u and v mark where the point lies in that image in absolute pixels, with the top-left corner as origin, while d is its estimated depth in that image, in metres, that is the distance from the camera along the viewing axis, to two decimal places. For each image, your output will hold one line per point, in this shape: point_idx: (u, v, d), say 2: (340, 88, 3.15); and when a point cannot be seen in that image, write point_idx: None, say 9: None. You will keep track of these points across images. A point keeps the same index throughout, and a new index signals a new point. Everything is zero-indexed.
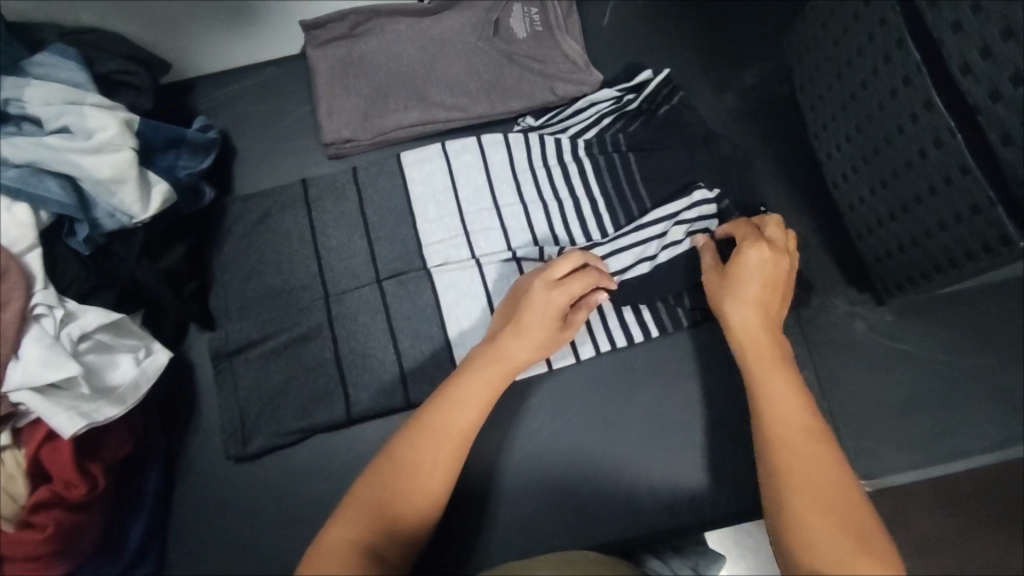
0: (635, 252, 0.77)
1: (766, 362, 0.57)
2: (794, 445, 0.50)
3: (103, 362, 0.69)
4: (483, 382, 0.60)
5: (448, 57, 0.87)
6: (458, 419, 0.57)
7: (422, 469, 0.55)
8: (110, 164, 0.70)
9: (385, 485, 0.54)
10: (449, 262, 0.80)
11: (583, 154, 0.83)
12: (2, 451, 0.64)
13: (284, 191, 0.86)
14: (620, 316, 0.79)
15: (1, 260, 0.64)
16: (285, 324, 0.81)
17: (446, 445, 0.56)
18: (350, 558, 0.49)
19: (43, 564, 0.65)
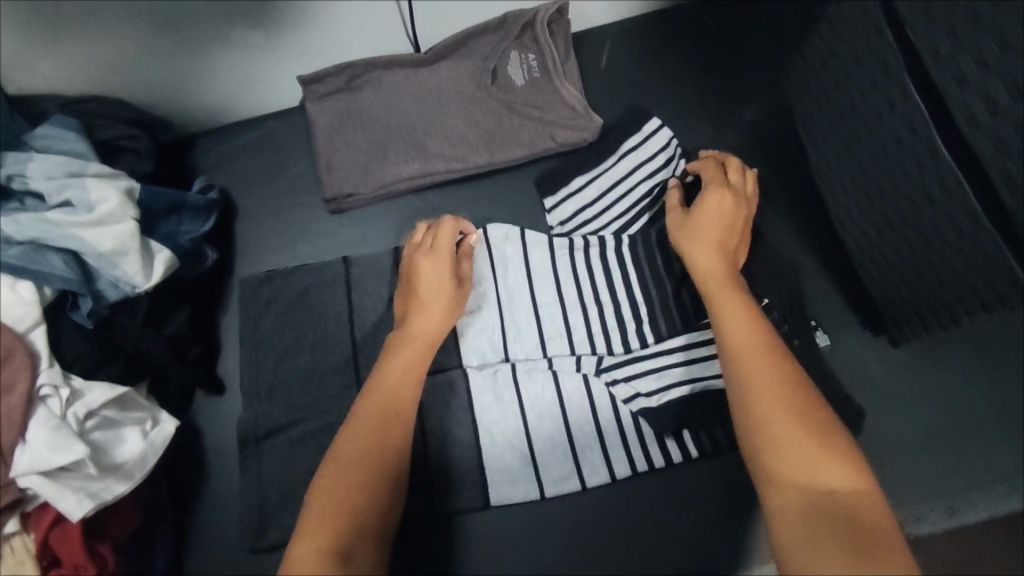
0: (678, 369, 0.76)
1: (754, 351, 0.54)
2: (773, 434, 0.49)
3: (111, 438, 0.69)
4: (371, 410, 0.58)
5: (446, 108, 0.86)
6: (403, 393, 0.60)
7: (376, 433, 0.56)
8: (113, 237, 0.71)
9: (354, 466, 0.54)
10: (485, 361, 0.79)
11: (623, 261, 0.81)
12: (11, 536, 0.63)
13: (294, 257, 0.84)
14: (658, 436, 0.76)
15: (7, 342, 0.64)
16: (292, 388, 0.80)
17: (381, 413, 0.58)
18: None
19: None
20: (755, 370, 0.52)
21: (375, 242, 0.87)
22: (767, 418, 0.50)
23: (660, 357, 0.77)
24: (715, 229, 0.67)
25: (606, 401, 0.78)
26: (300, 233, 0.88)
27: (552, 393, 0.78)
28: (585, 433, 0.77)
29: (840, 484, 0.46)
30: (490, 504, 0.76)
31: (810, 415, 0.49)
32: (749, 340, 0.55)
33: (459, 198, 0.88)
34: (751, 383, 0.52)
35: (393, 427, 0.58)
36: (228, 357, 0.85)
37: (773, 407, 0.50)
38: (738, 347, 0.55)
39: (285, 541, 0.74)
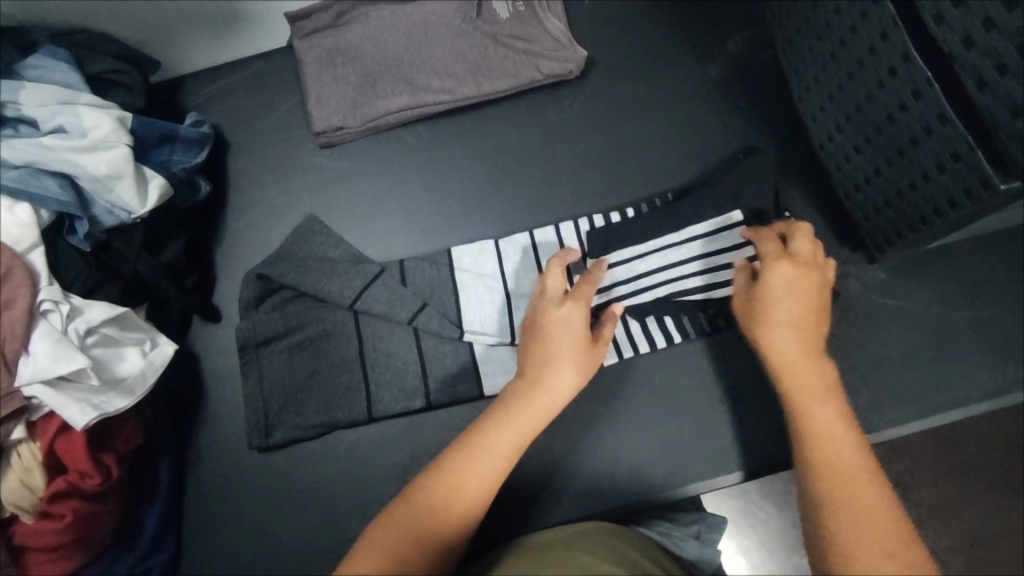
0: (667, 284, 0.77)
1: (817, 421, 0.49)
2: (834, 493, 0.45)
3: (110, 355, 0.71)
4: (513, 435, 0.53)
5: (433, 41, 0.88)
6: (447, 500, 0.50)
7: (406, 536, 0.47)
8: (108, 161, 0.72)
9: (428, 502, 0.49)
10: (472, 263, 0.82)
11: (605, 183, 0.85)
12: (18, 443, 0.66)
13: (293, 190, 0.89)
14: (642, 323, 0.79)
15: (7, 260, 0.66)
16: (284, 315, 0.80)
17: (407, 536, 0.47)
18: None
19: (65, 552, 0.67)
20: (856, 517, 0.44)
21: (366, 176, 0.88)
22: (848, 518, 0.44)
23: (631, 255, 0.78)
24: (796, 304, 0.55)
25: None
26: (291, 167, 0.89)
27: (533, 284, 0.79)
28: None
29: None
30: (484, 393, 0.76)
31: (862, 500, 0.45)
32: (850, 478, 0.46)
33: (450, 130, 0.89)
34: (849, 537, 0.43)
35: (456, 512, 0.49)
36: (224, 288, 0.86)
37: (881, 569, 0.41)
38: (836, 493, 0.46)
39: (292, 438, 0.77)
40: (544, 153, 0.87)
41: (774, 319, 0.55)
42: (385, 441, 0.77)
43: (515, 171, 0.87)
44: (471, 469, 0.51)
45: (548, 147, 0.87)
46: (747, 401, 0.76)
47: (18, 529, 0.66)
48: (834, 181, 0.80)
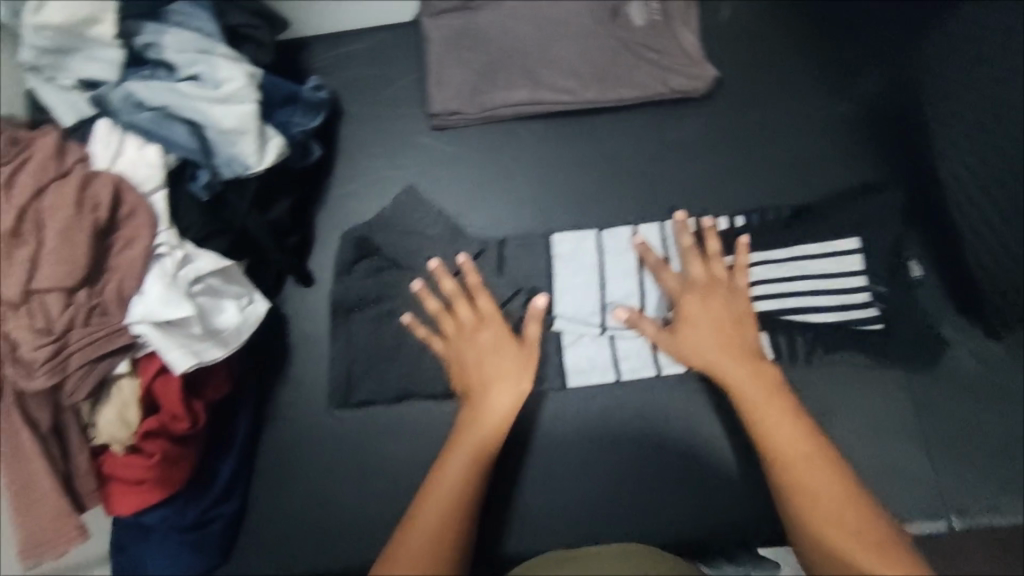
0: (769, 296, 0.76)
1: (762, 413, 0.63)
2: (795, 480, 0.59)
3: (211, 305, 0.72)
4: (471, 445, 0.65)
5: (563, 38, 0.86)
6: (439, 509, 0.61)
7: (445, 500, 0.61)
8: (236, 115, 0.74)
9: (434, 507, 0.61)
10: (571, 247, 0.81)
11: (717, 210, 0.82)
12: (121, 377, 0.67)
13: (399, 166, 0.88)
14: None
15: (133, 199, 0.68)
16: (376, 274, 0.82)
17: (443, 508, 0.61)
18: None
19: (147, 488, 0.70)
20: (821, 498, 0.58)
21: (473, 165, 0.87)
22: (811, 501, 0.58)
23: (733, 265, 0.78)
24: (723, 341, 0.69)
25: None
26: (401, 144, 0.89)
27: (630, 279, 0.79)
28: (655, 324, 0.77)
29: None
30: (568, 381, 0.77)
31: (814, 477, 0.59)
32: (809, 464, 0.59)
33: (564, 132, 0.87)
34: (820, 523, 0.57)
35: (454, 516, 0.61)
36: (319, 252, 0.86)
37: (844, 536, 0.55)
38: (798, 496, 0.58)
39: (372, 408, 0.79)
40: (657, 168, 0.85)
41: (693, 343, 0.70)
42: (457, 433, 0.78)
43: (625, 184, 0.85)
44: (460, 456, 0.64)
45: (663, 164, 0.85)
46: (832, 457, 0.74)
47: (109, 458, 0.69)
48: (968, 248, 0.75)
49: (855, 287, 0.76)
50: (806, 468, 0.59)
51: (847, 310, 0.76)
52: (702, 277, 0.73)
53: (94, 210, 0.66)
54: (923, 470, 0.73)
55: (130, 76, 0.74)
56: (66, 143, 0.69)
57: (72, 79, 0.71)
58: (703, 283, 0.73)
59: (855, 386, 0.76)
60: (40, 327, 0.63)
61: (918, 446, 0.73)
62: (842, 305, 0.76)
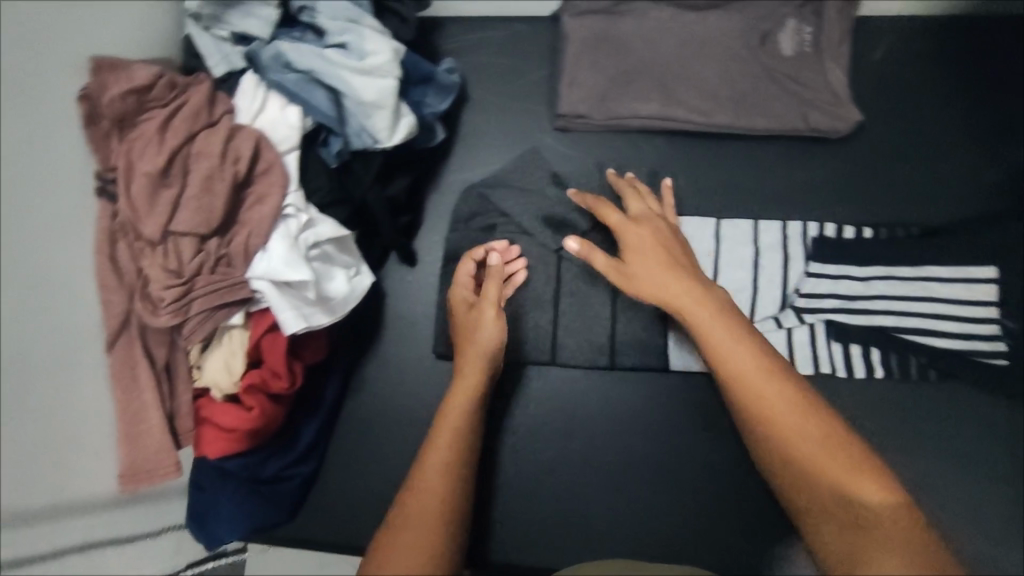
0: (884, 316, 0.78)
1: (736, 349, 0.59)
2: (778, 428, 0.54)
3: (324, 272, 0.73)
4: (467, 388, 0.66)
5: (706, 57, 0.84)
6: (440, 448, 0.60)
7: (440, 472, 0.58)
8: (375, 88, 0.74)
9: (438, 448, 0.60)
10: (691, 230, 0.82)
11: (838, 257, 0.80)
12: (233, 327, 0.70)
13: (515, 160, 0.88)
14: (845, 347, 0.77)
15: (271, 157, 0.70)
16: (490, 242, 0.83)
17: (446, 467, 0.59)
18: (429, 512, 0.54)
19: (237, 437, 0.72)
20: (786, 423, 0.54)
21: (591, 171, 0.86)
22: (800, 451, 0.53)
23: (852, 278, 0.79)
24: (658, 259, 0.68)
25: (788, 312, 0.79)
26: (521, 139, 0.88)
27: (747, 274, 0.80)
28: (765, 322, 0.79)
29: (879, 500, 0.49)
30: (670, 367, 0.79)
31: (794, 424, 0.54)
32: (777, 393, 0.56)
33: (689, 153, 0.85)
34: (807, 479, 0.52)
35: (456, 455, 0.60)
36: (426, 232, 0.87)
37: (820, 460, 0.52)
38: (786, 449, 0.54)
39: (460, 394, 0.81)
40: (779, 204, 0.82)
41: (648, 281, 0.67)
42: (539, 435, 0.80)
43: (744, 215, 0.83)
44: (453, 406, 0.65)
45: (786, 201, 0.83)
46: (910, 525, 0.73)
47: (209, 400, 0.72)
48: None
49: (978, 308, 0.76)
50: (787, 414, 0.54)
51: (967, 338, 0.76)
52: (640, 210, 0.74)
53: (235, 163, 0.68)
54: (996, 555, 0.73)
55: (281, 36, 0.76)
56: (217, 93, 0.71)
57: (227, 31, 0.74)
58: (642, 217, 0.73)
59: (936, 463, 0.75)
60: (171, 269, 0.65)
61: (991, 532, 0.73)
62: (963, 329, 0.76)
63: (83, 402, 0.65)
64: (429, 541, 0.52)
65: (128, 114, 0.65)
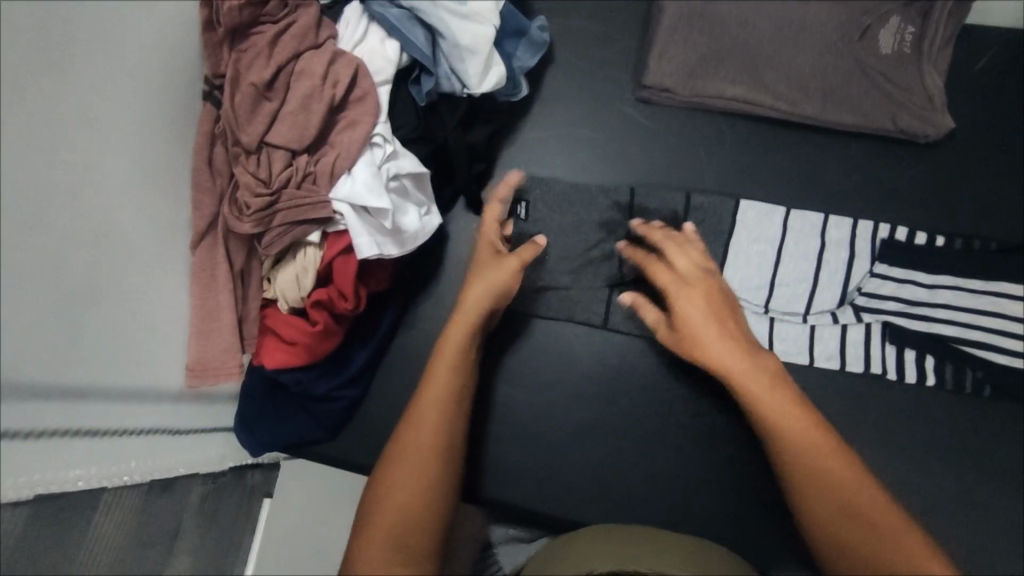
0: (945, 326, 0.76)
1: (756, 380, 0.63)
2: (803, 460, 0.59)
3: (399, 205, 0.75)
4: (463, 333, 0.68)
5: (800, 46, 0.83)
6: (432, 398, 0.64)
7: (437, 408, 0.63)
8: (473, 34, 0.76)
9: (429, 399, 0.64)
10: (757, 215, 0.81)
11: (906, 262, 0.78)
12: (307, 245, 0.72)
13: (592, 124, 0.88)
14: (898, 351, 0.77)
15: (367, 86, 0.72)
16: (551, 206, 0.84)
17: (437, 417, 0.63)
18: (418, 472, 0.60)
19: (297, 351, 0.75)
20: (788, 430, 0.60)
21: (665, 145, 0.86)
22: (820, 481, 0.57)
23: (918, 285, 0.78)
24: (699, 302, 0.69)
25: (846, 308, 0.79)
26: (601, 103, 0.88)
27: (809, 267, 0.80)
28: (821, 315, 0.79)
29: (871, 502, 0.56)
30: None
31: (818, 456, 0.59)
32: (783, 415, 0.61)
33: (769, 140, 0.85)
34: (825, 508, 0.57)
35: (447, 403, 0.64)
36: (495, 185, 0.87)
37: (823, 472, 0.58)
38: (807, 482, 0.58)
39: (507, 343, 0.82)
40: (852, 202, 0.82)
41: (684, 320, 0.69)
42: (579, 395, 0.81)
43: (815, 208, 0.82)
44: (450, 347, 0.67)
45: (861, 200, 0.82)
46: (940, 532, 0.73)
47: (274, 312, 0.75)
48: None
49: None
50: (814, 447, 0.59)
51: None
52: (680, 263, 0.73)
53: (333, 86, 0.70)
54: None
55: None
56: (323, 18, 0.73)
57: None
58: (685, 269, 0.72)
59: (979, 481, 0.75)
60: (260, 178, 0.68)
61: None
62: None
63: (160, 292, 0.64)
64: (429, 471, 0.60)
65: (241, 25, 0.67)
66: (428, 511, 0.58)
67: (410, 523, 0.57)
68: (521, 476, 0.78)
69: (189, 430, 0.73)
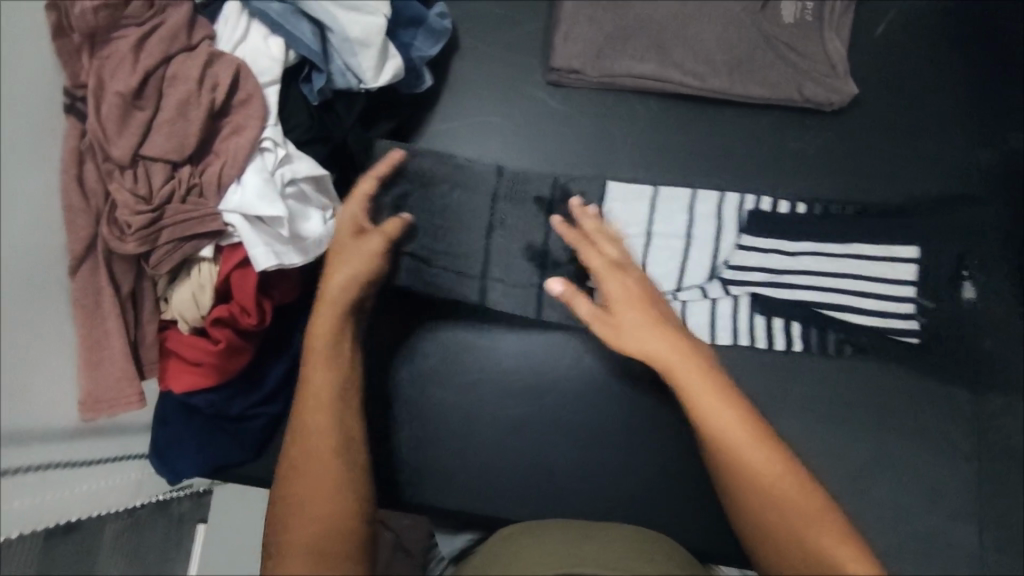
0: (804, 290, 0.78)
1: (703, 379, 0.60)
2: (749, 467, 0.56)
3: (299, 211, 0.71)
4: (330, 319, 0.64)
5: (705, 20, 0.82)
6: (310, 394, 0.60)
7: (321, 399, 0.60)
8: (362, 26, 0.72)
9: (309, 395, 0.60)
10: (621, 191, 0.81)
11: (817, 233, 0.79)
12: (202, 261, 0.69)
13: (503, 112, 0.85)
14: (767, 319, 0.77)
15: (251, 88, 0.68)
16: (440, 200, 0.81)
17: (327, 412, 0.60)
18: (320, 476, 0.56)
19: (203, 373, 0.71)
20: (731, 431, 0.57)
21: (578, 128, 0.84)
22: (767, 487, 0.55)
23: (776, 253, 0.79)
24: (641, 294, 0.66)
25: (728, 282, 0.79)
26: (512, 90, 0.86)
27: (679, 242, 0.80)
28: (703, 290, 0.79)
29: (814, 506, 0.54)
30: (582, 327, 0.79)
31: (761, 456, 0.56)
32: (730, 417, 0.57)
33: (682, 117, 0.83)
34: (770, 515, 0.54)
35: (334, 390, 0.61)
36: None
37: (772, 476, 0.55)
38: (751, 492, 0.56)
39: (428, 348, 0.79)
40: (766, 175, 0.81)
41: (627, 322, 0.64)
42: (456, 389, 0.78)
43: (728, 183, 0.82)
44: (319, 338, 0.63)
45: (774, 173, 0.81)
46: (869, 497, 0.73)
47: (175, 333, 0.71)
48: None
49: (901, 288, 0.77)
50: (755, 447, 0.57)
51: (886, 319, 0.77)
52: (610, 258, 0.70)
53: (212, 91, 0.66)
54: (954, 532, 0.73)
55: None
56: (197, 17, 0.68)
57: None
58: (620, 266, 0.70)
59: (908, 443, 0.75)
60: (140, 194, 0.64)
61: (952, 510, 0.73)
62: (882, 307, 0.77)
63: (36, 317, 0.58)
64: (338, 474, 0.56)
65: (100, 29, 0.62)
66: (339, 515, 0.54)
67: (331, 530, 0.53)
68: (452, 482, 0.76)
69: (92, 461, 0.67)
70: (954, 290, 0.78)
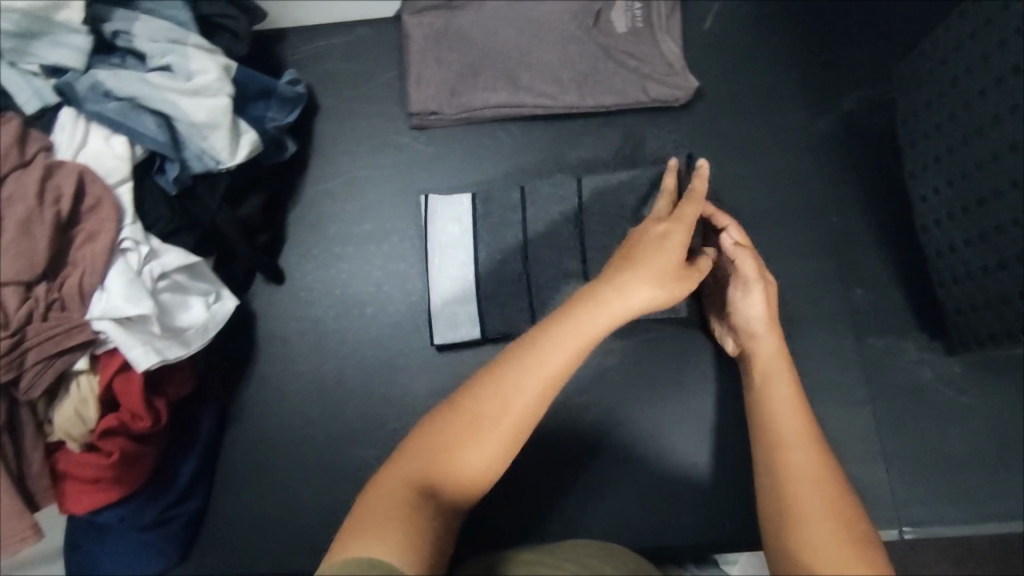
0: None
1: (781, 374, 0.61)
2: (797, 463, 0.52)
3: (176, 302, 0.70)
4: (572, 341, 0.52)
5: (545, 42, 0.86)
6: (496, 388, 0.50)
7: (505, 406, 0.50)
8: (207, 109, 0.72)
9: (467, 404, 0.50)
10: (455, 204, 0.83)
11: None
12: (79, 374, 0.66)
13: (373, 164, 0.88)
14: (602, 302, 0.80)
15: (98, 191, 0.66)
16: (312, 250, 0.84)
17: (496, 417, 0.50)
18: (437, 452, 0.49)
19: (104, 487, 0.69)
20: (787, 426, 0.55)
21: (447, 165, 0.87)
22: (803, 491, 0.50)
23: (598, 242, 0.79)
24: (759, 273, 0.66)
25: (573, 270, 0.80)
26: (376, 141, 0.88)
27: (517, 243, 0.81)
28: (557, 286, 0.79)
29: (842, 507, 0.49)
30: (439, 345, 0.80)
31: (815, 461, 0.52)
32: (788, 413, 0.56)
33: (543, 137, 0.87)
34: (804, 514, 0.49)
35: (517, 405, 0.50)
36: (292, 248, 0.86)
37: (811, 473, 0.51)
38: (787, 493, 0.51)
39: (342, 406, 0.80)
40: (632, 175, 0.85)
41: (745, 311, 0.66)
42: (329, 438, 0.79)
43: None
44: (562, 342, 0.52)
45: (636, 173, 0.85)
46: None
47: (66, 454, 0.69)
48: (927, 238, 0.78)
49: None
50: (810, 448, 0.53)
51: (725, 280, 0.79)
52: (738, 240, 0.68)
53: (55, 202, 0.64)
54: (872, 479, 0.75)
55: (96, 63, 0.72)
56: (29, 131, 0.67)
57: (36, 64, 0.68)
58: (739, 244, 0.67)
59: (814, 401, 0.77)
60: None
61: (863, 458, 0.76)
62: None
63: None
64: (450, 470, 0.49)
65: None
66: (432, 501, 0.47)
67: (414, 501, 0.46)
68: None
69: None
70: (823, 248, 0.82)
